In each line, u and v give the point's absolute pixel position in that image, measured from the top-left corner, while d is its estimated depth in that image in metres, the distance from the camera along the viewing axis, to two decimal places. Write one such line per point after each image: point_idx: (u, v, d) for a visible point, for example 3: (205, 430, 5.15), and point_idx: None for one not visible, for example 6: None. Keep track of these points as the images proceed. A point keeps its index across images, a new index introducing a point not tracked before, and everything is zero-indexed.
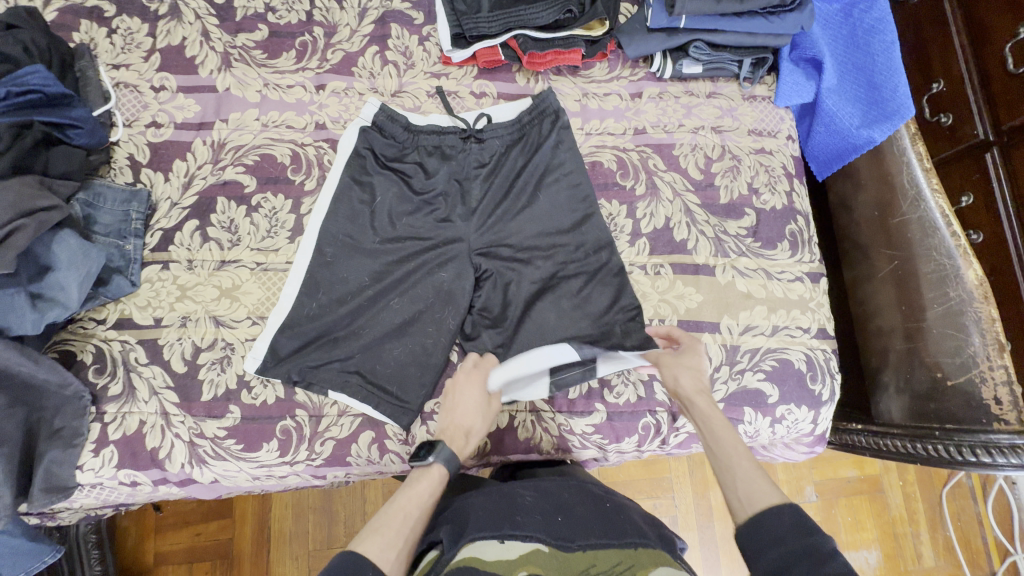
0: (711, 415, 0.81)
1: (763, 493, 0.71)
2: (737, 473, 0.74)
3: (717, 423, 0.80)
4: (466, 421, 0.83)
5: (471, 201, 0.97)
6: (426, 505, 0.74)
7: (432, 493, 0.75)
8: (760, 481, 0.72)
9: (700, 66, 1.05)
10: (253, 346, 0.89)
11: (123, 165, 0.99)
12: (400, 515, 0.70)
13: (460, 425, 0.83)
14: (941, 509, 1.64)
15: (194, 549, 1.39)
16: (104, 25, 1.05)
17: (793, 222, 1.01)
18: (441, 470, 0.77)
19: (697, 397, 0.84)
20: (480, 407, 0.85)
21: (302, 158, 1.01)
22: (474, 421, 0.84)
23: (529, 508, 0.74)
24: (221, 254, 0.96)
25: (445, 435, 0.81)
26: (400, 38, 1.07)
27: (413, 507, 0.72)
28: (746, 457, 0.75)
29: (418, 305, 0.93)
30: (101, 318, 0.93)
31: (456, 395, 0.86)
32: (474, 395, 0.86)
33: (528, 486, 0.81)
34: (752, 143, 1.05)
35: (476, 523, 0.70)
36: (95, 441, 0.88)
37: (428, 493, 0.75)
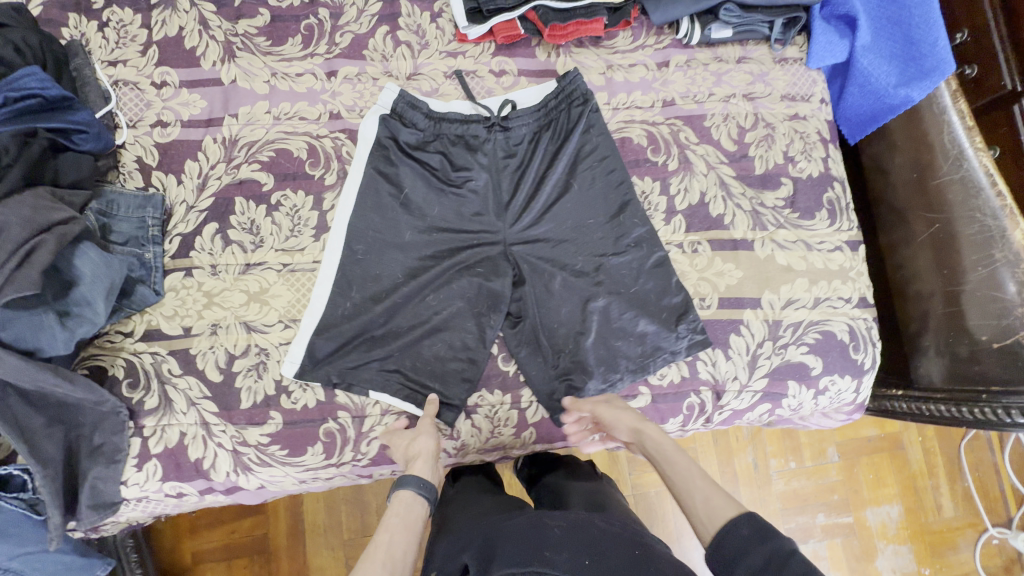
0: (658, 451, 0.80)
1: (720, 507, 0.69)
2: (694, 498, 0.72)
3: (666, 451, 0.79)
4: (416, 448, 0.82)
5: (501, 191, 0.95)
6: (404, 529, 0.73)
7: (406, 516, 0.75)
8: (716, 495, 0.71)
9: (731, 29, 0.99)
10: (289, 350, 0.87)
11: (131, 169, 0.94)
12: (382, 545, 0.70)
13: (411, 455, 0.82)
14: (957, 459, 1.68)
15: (231, 546, 1.41)
16: (94, 18, 0.98)
17: (830, 189, 0.99)
18: (405, 495, 0.77)
19: (642, 428, 0.83)
20: (409, 440, 0.84)
21: (320, 152, 0.96)
22: (422, 443, 0.82)
23: (556, 544, 0.69)
24: (245, 257, 0.93)
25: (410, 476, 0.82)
26: (411, 16, 1.01)
27: (386, 534, 0.72)
28: (699, 478, 0.74)
29: (455, 299, 0.91)
30: (128, 330, 0.90)
31: (392, 441, 0.86)
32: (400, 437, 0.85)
33: (559, 514, 0.75)
34: (786, 109, 1.01)
35: (504, 559, 0.68)
36: (136, 455, 0.87)
37: (398, 517, 0.74)
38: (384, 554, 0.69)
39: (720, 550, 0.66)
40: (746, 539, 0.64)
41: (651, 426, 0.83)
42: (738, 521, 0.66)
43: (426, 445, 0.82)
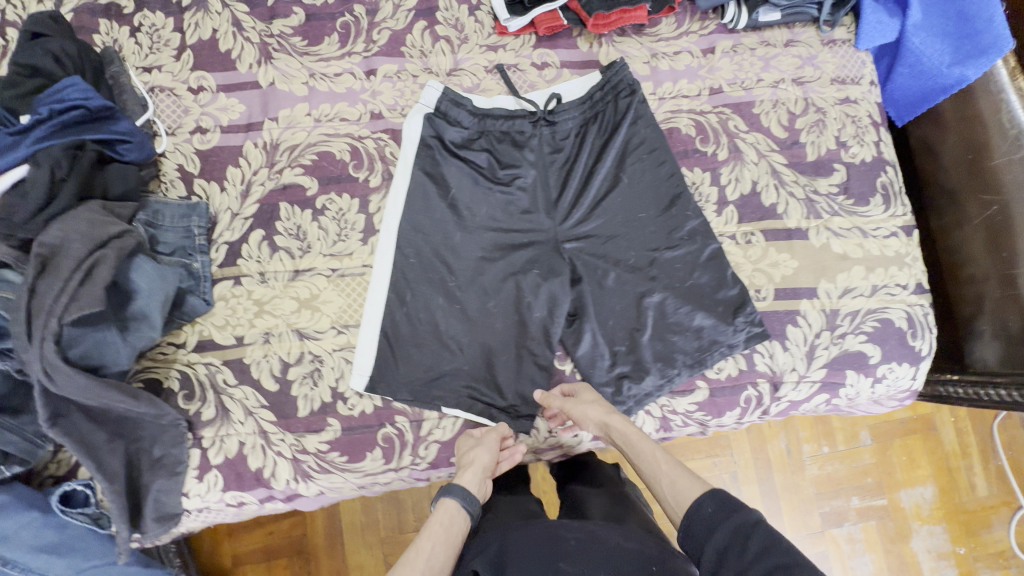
0: (626, 441, 0.80)
1: (686, 490, 0.71)
2: (661, 481, 0.74)
3: (632, 439, 0.79)
4: (471, 456, 0.82)
5: (550, 187, 0.93)
6: (444, 540, 0.73)
7: (447, 527, 0.75)
8: (683, 477, 0.72)
9: (779, 12, 0.97)
10: (357, 363, 0.87)
11: (173, 178, 0.93)
12: (423, 554, 0.70)
13: (464, 461, 0.82)
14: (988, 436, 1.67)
15: (270, 547, 1.41)
16: (126, 24, 0.96)
17: (884, 173, 0.97)
18: (449, 505, 0.77)
19: (609, 420, 0.82)
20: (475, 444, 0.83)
21: (363, 153, 0.94)
22: (478, 453, 0.81)
23: (572, 556, 0.67)
24: (294, 263, 0.92)
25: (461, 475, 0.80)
26: (449, 10, 0.98)
27: (428, 542, 0.72)
28: (664, 462, 0.75)
29: (511, 301, 0.90)
30: (181, 341, 0.89)
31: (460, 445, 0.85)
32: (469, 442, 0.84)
33: (578, 528, 0.73)
34: (836, 92, 0.98)
35: (517, 563, 0.67)
36: (197, 467, 0.86)
37: (439, 526, 0.74)
38: (423, 564, 0.69)
39: (689, 531, 0.67)
40: (713, 515, 0.65)
41: (617, 415, 0.82)
42: (701, 501, 0.67)
43: (479, 456, 0.81)
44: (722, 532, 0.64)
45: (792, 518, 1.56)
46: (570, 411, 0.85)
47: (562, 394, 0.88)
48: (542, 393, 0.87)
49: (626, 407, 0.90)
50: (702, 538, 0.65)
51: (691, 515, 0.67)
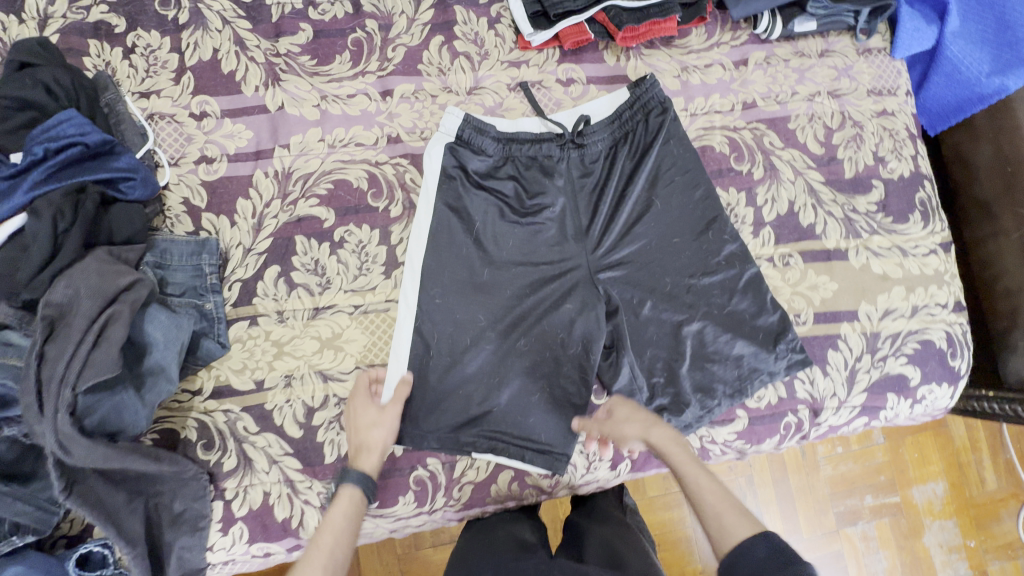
0: (670, 452, 0.76)
1: (734, 525, 0.65)
2: (704, 507, 0.69)
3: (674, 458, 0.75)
4: (371, 437, 0.78)
5: (580, 216, 0.89)
6: (346, 532, 0.69)
7: (350, 517, 0.71)
8: (729, 512, 0.66)
9: (815, 21, 0.92)
10: None
11: (179, 213, 0.87)
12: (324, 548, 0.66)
13: (365, 443, 0.77)
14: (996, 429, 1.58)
15: None
16: (119, 45, 0.89)
17: (922, 189, 0.94)
18: (352, 493, 0.73)
19: (649, 436, 0.78)
20: (375, 418, 0.79)
21: (381, 180, 0.89)
22: (379, 434, 0.78)
23: None
24: (313, 301, 0.87)
25: (353, 456, 0.77)
26: (467, 24, 0.92)
27: (333, 533, 0.68)
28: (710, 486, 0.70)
29: (545, 339, 0.86)
30: (196, 388, 0.84)
31: (351, 417, 0.81)
32: (370, 410, 0.80)
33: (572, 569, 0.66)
34: (872, 104, 0.95)
35: None
36: (220, 519, 0.82)
37: (342, 517, 0.70)
38: (325, 556, 0.65)
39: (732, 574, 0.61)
40: (764, 561, 0.59)
41: (662, 426, 0.79)
42: (749, 542, 0.62)
43: (380, 438, 0.77)
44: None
45: (807, 518, 1.45)
46: (611, 423, 0.82)
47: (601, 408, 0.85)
48: (578, 420, 0.83)
49: None
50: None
51: (737, 555, 0.62)
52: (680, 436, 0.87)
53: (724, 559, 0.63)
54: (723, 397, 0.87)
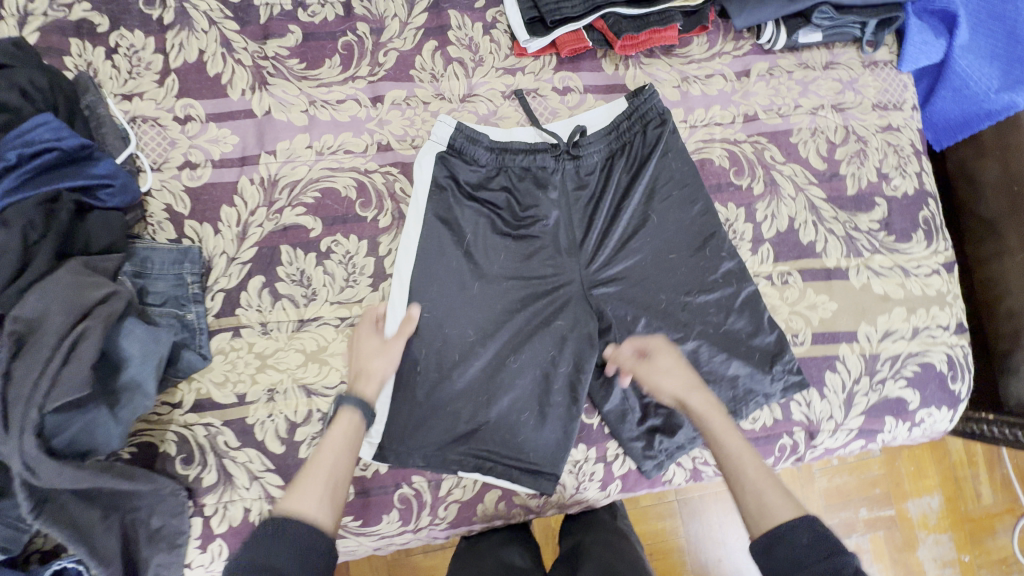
0: (708, 418, 0.74)
1: (775, 507, 0.64)
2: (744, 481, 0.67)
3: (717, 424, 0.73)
4: (372, 366, 0.77)
5: (574, 229, 0.86)
6: (346, 448, 0.70)
7: (349, 434, 0.71)
8: (771, 492, 0.65)
9: (820, 32, 0.90)
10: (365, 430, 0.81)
11: (161, 219, 0.84)
12: (324, 467, 0.67)
13: (365, 370, 0.77)
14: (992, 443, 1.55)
15: None
16: (101, 44, 0.86)
17: (926, 207, 0.91)
18: (349, 412, 0.72)
19: (687, 397, 0.76)
20: (377, 348, 0.79)
21: (370, 190, 0.87)
22: (379, 363, 0.77)
23: None
24: (298, 313, 0.84)
25: (352, 382, 0.77)
26: (461, 29, 0.90)
27: (334, 452, 0.69)
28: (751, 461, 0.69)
29: (536, 356, 0.84)
30: (176, 400, 0.82)
31: (356, 346, 0.81)
32: (373, 341, 0.80)
33: None
34: (877, 119, 0.92)
35: None
36: (199, 536, 0.79)
37: (341, 435, 0.70)
38: (328, 472, 0.67)
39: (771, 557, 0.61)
40: (807, 549, 0.59)
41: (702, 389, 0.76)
42: (794, 526, 0.61)
43: (380, 368, 0.77)
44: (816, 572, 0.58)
45: None
46: (645, 373, 0.79)
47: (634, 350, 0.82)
48: (611, 351, 0.83)
49: (657, 461, 0.85)
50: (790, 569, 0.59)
51: (779, 537, 0.61)
52: (672, 457, 0.85)
53: (762, 538, 0.63)
54: None
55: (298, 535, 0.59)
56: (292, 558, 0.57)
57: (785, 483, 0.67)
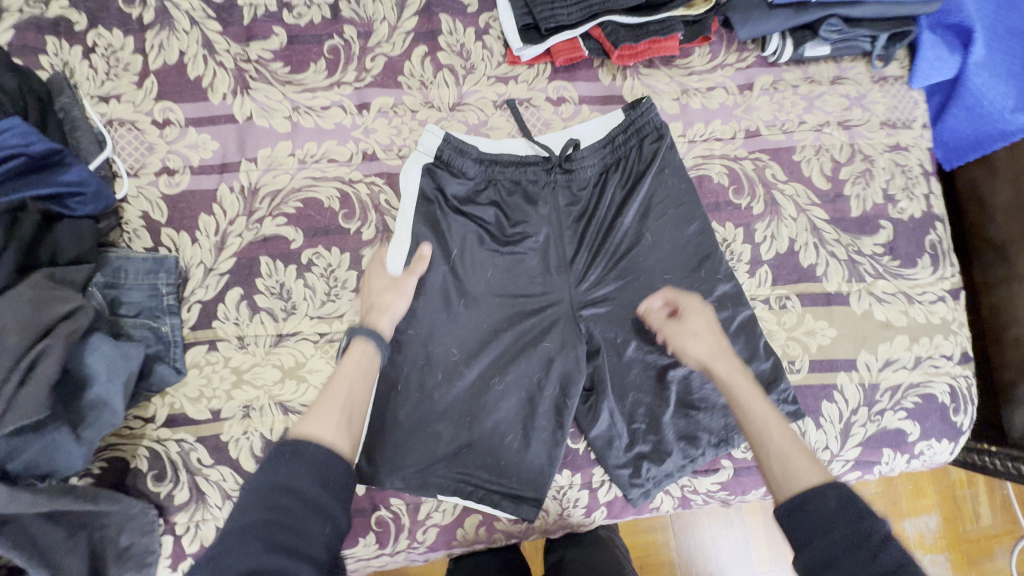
0: (734, 382, 0.72)
1: (800, 472, 0.63)
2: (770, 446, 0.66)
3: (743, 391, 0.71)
4: (386, 300, 0.77)
5: (565, 247, 0.83)
6: (361, 379, 0.71)
7: (363, 367, 0.72)
8: (796, 457, 0.64)
9: (828, 46, 0.86)
10: None
11: (137, 227, 0.82)
12: (340, 394, 0.69)
13: (377, 305, 0.77)
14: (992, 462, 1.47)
15: None
16: (78, 43, 0.83)
17: (933, 231, 0.87)
18: (364, 346, 0.73)
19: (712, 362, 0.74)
20: (390, 284, 0.78)
21: (354, 200, 0.84)
22: (394, 300, 0.77)
23: None
24: (276, 327, 0.81)
25: (363, 316, 0.77)
26: (452, 34, 0.86)
27: (348, 383, 0.69)
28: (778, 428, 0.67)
29: (522, 378, 0.81)
30: (150, 415, 0.80)
31: (366, 282, 0.80)
32: (383, 275, 0.79)
33: None
34: (885, 137, 0.88)
35: None
36: (170, 555, 0.77)
37: (355, 369, 0.71)
38: (343, 402, 0.68)
39: (795, 520, 0.59)
40: (834, 513, 0.57)
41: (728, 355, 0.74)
42: (818, 489, 0.59)
43: (393, 303, 0.76)
44: (842, 533, 0.55)
45: None
46: (673, 336, 0.77)
47: (664, 306, 0.80)
48: (644, 306, 0.80)
49: (644, 489, 0.82)
50: (812, 533, 0.57)
51: (806, 501, 0.59)
52: (660, 486, 0.82)
53: (786, 499, 0.61)
54: (707, 449, 0.82)
55: (319, 458, 0.59)
56: (312, 475, 0.58)
57: (810, 450, 0.65)
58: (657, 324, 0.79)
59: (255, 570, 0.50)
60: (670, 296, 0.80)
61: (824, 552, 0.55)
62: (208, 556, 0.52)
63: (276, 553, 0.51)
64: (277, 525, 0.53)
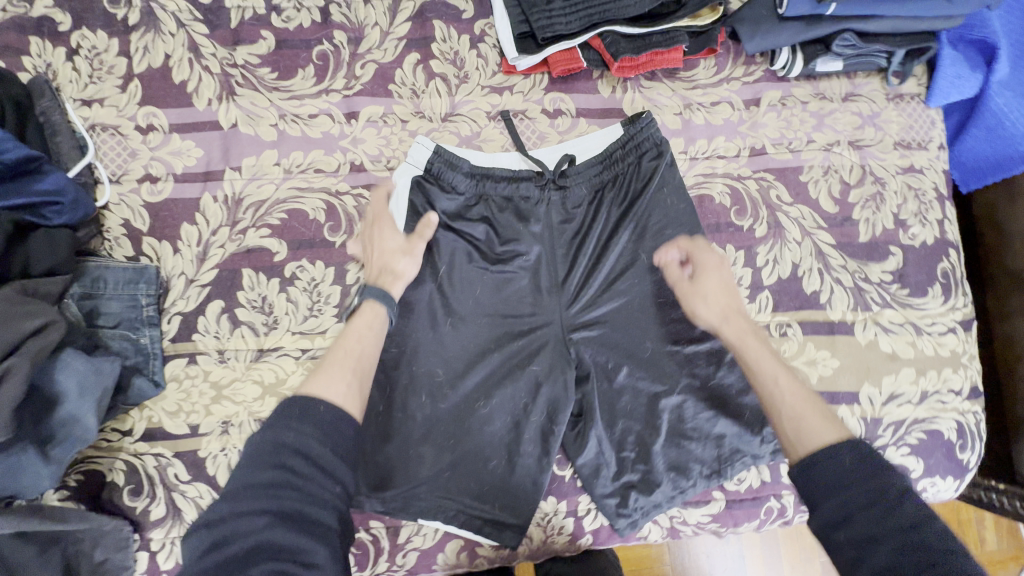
0: (745, 342, 0.71)
1: (816, 431, 0.62)
2: (782, 408, 0.66)
3: (754, 352, 0.70)
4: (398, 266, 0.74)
5: (556, 266, 0.80)
6: (370, 340, 0.70)
7: (372, 328, 0.71)
8: (811, 416, 0.64)
9: (841, 61, 0.82)
10: None
11: (119, 235, 0.80)
12: (351, 355, 0.68)
13: (390, 269, 0.74)
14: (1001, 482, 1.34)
15: None
16: (61, 44, 0.80)
17: (945, 259, 0.83)
18: (375, 307, 0.72)
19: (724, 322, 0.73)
20: (402, 246, 0.75)
21: (340, 213, 0.81)
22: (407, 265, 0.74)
23: None
24: (257, 342, 0.79)
25: (371, 276, 0.74)
26: (446, 41, 0.83)
27: (359, 344, 0.68)
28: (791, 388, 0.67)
29: (508, 401, 0.78)
30: (127, 428, 0.78)
31: (373, 241, 0.76)
32: (396, 235, 0.76)
33: None
34: (898, 159, 0.84)
35: None
36: (145, 572, 0.76)
37: (366, 330, 0.70)
38: (354, 363, 0.67)
39: (810, 479, 0.59)
40: (849, 469, 0.57)
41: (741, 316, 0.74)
42: (836, 448, 0.59)
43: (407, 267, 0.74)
44: (857, 490, 0.55)
45: None
46: (687, 295, 0.75)
47: (681, 258, 0.77)
48: (660, 254, 0.77)
49: (631, 520, 0.79)
50: (825, 492, 0.57)
51: (821, 461, 0.59)
52: (647, 517, 0.79)
53: (800, 459, 0.60)
54: (699, 480, 0.78)
55: (326, 420, 0.59)
56: (317, 437, 0.58)
57: (827, 409, 0.64)
58: (673, 276, 0.77)
59: (265, 542, 0.51)
60: (686, 247, 0.77)
61: (840, 508, 0.55)
62: (219, 516, 0.53)
63: (281, 525, 0.52)
64: (282, 490, 0.54)
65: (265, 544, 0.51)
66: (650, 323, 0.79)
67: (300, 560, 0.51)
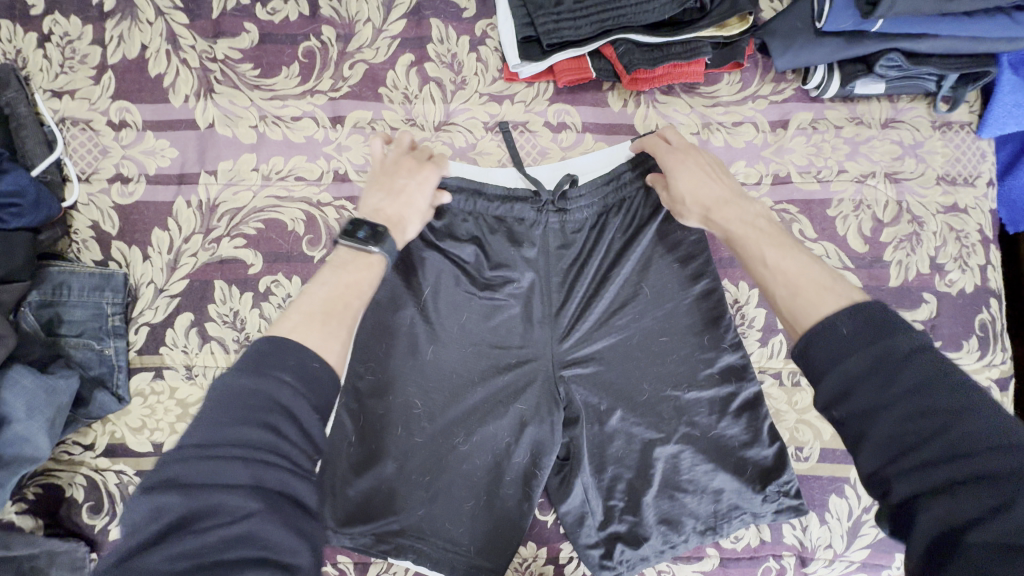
0: (737, 233, 0.62)
1: (814, 304, 0.52)
2: (776, 290, 0.57)
3: (743, 239, 0.61)
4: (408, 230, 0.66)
5: (551, 296, 0.73)
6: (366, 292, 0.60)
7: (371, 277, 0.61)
8: (807, 289, 0.53)
9: (884, 83, 0.73)
10: None
11: (87, 237, 0.75)
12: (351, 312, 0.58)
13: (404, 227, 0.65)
14: None
15: None
16: (33, 29, 0.75)
17: (985, 309, 0.74)
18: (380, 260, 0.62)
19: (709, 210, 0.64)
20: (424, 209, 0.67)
21: (320, 225, 0.75)
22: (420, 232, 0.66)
23: None
24: (227, 359, 0.74)
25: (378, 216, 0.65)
26: (443, 42, 0.76)
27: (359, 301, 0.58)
28: (784, 265, 0.58)
29: (490, 438, 0.73)
30: (88, 442, 0.74)
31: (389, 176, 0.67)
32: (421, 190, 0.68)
33: None
34: (940, 196, 0.75)
35: None
36: None
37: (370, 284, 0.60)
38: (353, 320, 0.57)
39: (810, 356, 0.48)
40: (851, 337, 0.46)
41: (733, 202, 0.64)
42: (835, 316, 0.48)
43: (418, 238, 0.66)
44: (897, 377, 0.43)
45: None
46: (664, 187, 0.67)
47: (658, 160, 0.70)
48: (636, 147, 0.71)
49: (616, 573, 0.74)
50: (828, 366, 0.46)
51: (818, 332, 0.48)
52: (634, 571, 0.73)
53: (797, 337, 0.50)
54: (692, 536, 0.73)
55: (321, 378, 0.49)
56: (295, 385, 0.47)
57: (830, 279, 0.53)
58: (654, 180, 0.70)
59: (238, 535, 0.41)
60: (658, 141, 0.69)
61: (847, 383, 0.44)
62: (191, 481, 0.42)
63: (267, 513, 0.42)
64: (268, 454, 0.44)
65: (248, 537, 0.41)
66: (650, 362, 0.72)
67: (282, 564, 0.42)
